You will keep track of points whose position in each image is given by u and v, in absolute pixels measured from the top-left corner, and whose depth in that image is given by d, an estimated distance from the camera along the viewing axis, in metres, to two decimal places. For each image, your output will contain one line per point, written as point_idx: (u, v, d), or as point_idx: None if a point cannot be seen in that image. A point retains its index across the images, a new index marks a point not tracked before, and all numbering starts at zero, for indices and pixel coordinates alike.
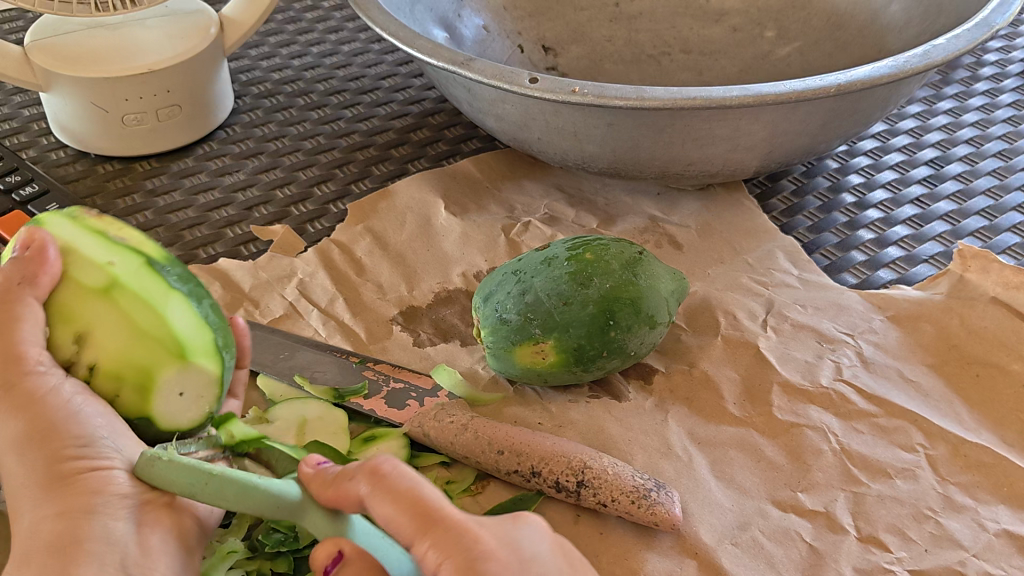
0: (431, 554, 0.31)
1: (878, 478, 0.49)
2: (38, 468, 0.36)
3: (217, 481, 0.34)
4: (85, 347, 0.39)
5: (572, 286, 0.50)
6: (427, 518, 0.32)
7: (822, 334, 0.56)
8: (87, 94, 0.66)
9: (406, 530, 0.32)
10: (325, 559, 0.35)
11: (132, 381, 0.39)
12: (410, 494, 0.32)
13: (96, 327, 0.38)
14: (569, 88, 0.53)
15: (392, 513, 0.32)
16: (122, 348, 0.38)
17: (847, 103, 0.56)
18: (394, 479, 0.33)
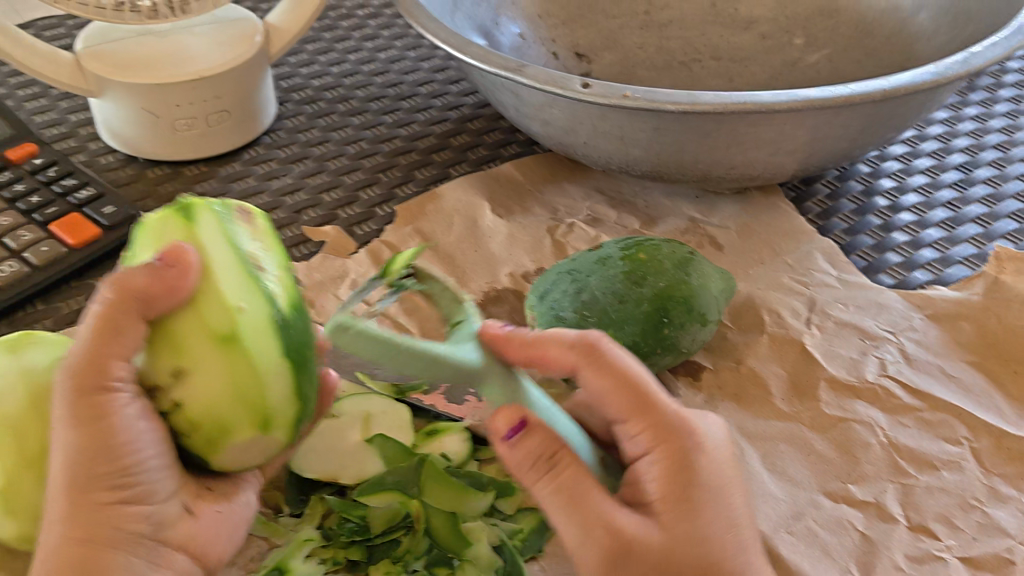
0: (645, 436, 0.39)
1: (925, 470, 0.51)
2: (77, 480, 0.34)
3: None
4: (179, 387, 0.34)
5: (627, 285, 0.52)
6: (643, 403, 0.39)
7: (865, 331, 0.58)
8: (138, 100, 0.68)
9: (619, 408, 0.39)
10: (506, 425, 0.39)
11: (208, 434, 0.35)
12: (626, 377, 0.39)
13: (196, 375, 0.34)
14: (621, 93, 0.55)
15: (608, 392, 0.39)
16: (217, 406, 0.35)
17: (889, 109, 0.58)
18: (613, 362, 0.40)
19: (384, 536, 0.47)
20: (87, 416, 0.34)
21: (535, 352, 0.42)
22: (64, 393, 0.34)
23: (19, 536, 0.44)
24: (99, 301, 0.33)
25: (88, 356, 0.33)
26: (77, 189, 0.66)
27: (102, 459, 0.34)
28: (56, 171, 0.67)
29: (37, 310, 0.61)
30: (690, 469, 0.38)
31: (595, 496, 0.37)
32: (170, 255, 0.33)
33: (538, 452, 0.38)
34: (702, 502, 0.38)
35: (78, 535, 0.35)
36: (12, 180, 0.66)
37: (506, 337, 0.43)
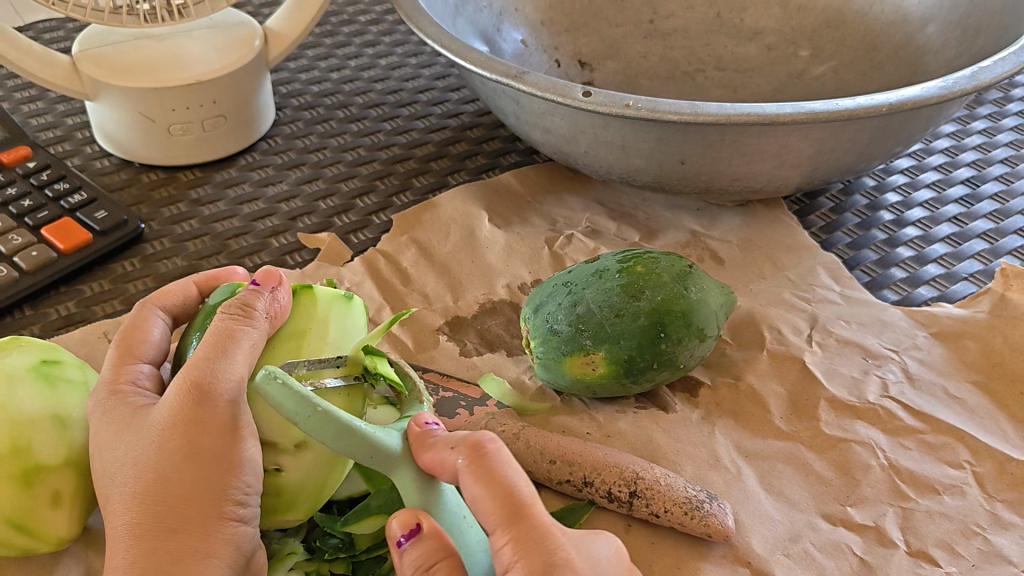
0: (510, 550, 0.32)
1: (927, 494, 0.49)
2: (202, 488, 0.37)
3: (331, 421, 0.35)
4: (292, 457, 0.42)
5: (624, 298, 0.51)
6: (515, 512, 0.32)
7: (867, 350, 0.57)
8: (133, 103, 0.67)
9: (489, 517, 0.33)
10: (397, 530, 0.34)
11: (277, 503, 0.42)
12: (504, 487, 0.33)
13: (313, 453, 0.42)
14: (621, 102, 0.54)
15: (482, 499, 0.33)
16: (310, 485, 0.42)
17: (897, 121, 0.56)
18: (493, 463, 0.33)
19: (369, 552, 0.46)
20: (223, 423, 0.38)
21: (429, 458, 0.35)
22: (197, 395, 0.38)
23: None
24: (226, 316, 0.40)
25: (228, 366, 0.39)
26: (69, 192, 0.65)
27: (232, 471, 0.38)
28: (48, 174, 0.66)
29: (25, 315, 0.60)
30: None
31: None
32: (269, 279, 0.43)
33: (418, 562, 0.33)
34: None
35: (194, 545, 0.36)
36: (3, 182, 0.65)
37: (419, 435, 0.36)
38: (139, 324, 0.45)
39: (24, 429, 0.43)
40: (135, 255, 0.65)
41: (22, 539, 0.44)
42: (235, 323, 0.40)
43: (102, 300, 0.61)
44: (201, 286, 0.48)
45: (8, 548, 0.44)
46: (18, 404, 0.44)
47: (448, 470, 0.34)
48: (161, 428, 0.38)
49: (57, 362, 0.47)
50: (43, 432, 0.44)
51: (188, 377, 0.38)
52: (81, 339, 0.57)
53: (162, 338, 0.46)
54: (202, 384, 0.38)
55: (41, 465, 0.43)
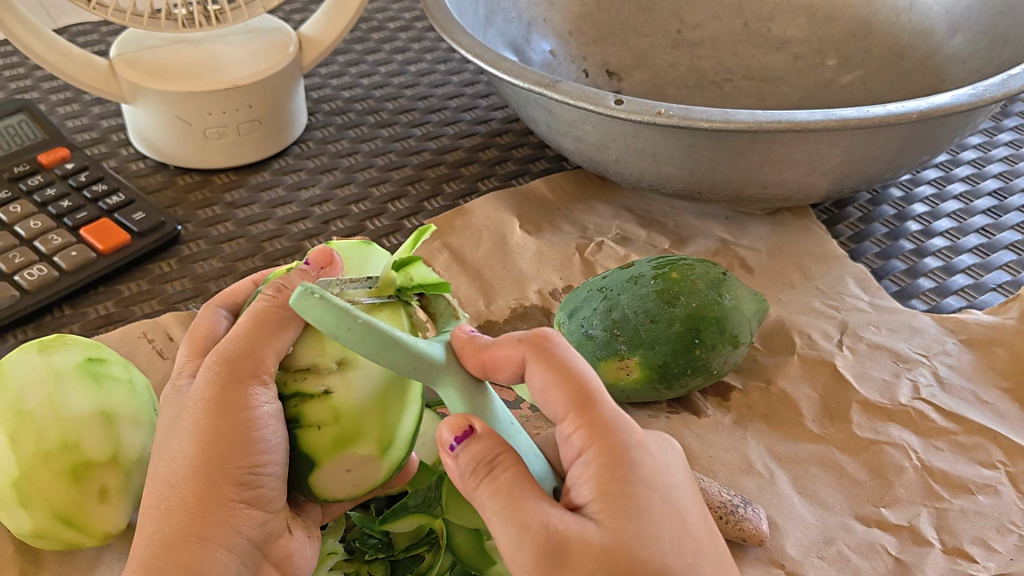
0: (582, 438, 0.34)
1: (960, 494, 0.50)
2: (210, 469, 0.37)
3: (369, 332, 0.31)
4: (340, 375, 0.38)
5: (659, 304, 0.52)
6: (585, 397, 0.34)
7: (897, 354, 0.58)
8: (169, 107, 0.68)
9: (559, 405, 0.34)
10: (450, 433, 0.33)
11: (340, 432, 0.38)
12: (574, 376, 0.34)
13: (359, 364, 0.38)
14: (656, 110, 0.55)
15: (555, 386, 0.34)
16: (368, 398, 0.38)
17: (926, 129, 0.57)
18: (561, 355, 0.34)
19: (408, 551, 0.47)
20: (237, 404, 0.37)
21: (486, 356, 0.34)
22: (220, 374, 0.37)
23: (34, 532, 0.44)
24: (262, 299, 0.38)
25: (252, 346, 0.37)
26: (107, 194, 0.66)
27: (238, 451, 0.36)
28: (86, 176, 0.67)
29: (64, 314, 0.61)
30: (633, 468, 0.33)
31: (534, 500, 0.32)
32: (321, 258, 0.41)
33: (480, 457, 0.33)
34: (646, 501, 0.33)
35: (190, 528, 0.36)
36: (43, 183, 0.67)
37: (465, 341, 0.35)
38: (204, 321, 0.44)
39: (74, 426, 0.45)
40: (171, 256, 0.66)
41: (69, 533, 0.45)
42: (266, 306, 0.38)
43: (140, 301, 0.62)
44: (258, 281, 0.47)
45: (55, 543, 0.45)
46: (67, 401, 0.45)
47: (509, 363, 0.34)
48: (186, 406, 0.38)
49: (102, 360, 0.48)
50: (92, 430, 0.45)
51: (217, 356, 0.38)
52: (122, 338, 0.58)
53: (229, 330, 0.44)
54: (224, 363, 0.37)
55: (90, 461, 0.44)
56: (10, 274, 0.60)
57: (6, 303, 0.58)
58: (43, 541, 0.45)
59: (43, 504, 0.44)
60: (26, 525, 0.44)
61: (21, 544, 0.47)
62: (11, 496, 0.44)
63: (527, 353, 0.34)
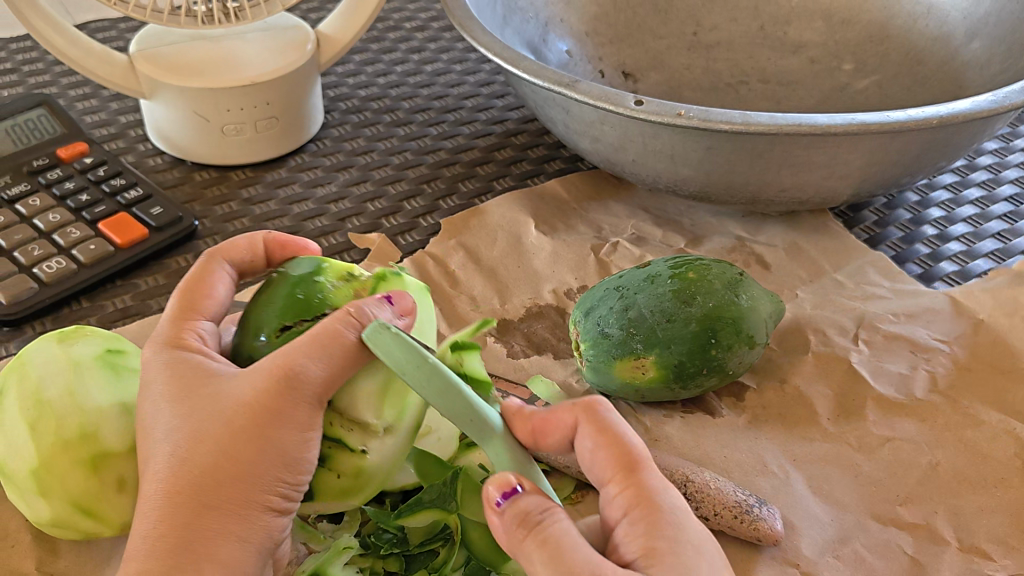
0: (629, 497, 0.35)
1: (978, 491, 0.50)
2: (254, 474, 0.37)
3: (437, 372, 0.34)
4: (380, 440, 0.43)
5: (675, 303, 0.52)
6: (633, 462, 0.35)
7: (915, 344, 0.58)
8: (188, 103, 0.68)
9: (607, 467, 0.36)
10: (496, 490, 0.34)
11: (354, 481, 0.44)
12: (621, 438, 0.36)
13: (398, 438, 0.44)
14: (676, 111, 0.55)
15: (603, 447, 0.36)
16: (390, 465, 0.44)
17: (944, 135, 0.57)
18: (608, 420, 0.36)
19: (422, 547, 0.47)
20: (295, 420, 0.38)
21: (537, 421, 0.37)
22: (281, 383, 0.37)
23: (53, 521, 0.45)
24: (337, 318, 0.38)
25: (325, 371, 0.38)
26: (126, 189, 0.67)
27: (286, 468, 0.38)
28: (105, 171, 0.68)
29: (82, 307, 0.61)
30: (679, 529, 0.34)
31: (581, 553, 0.32)
32: (403, 307, 0.41)
33: (530, 509, 0.33)
34: (694, 562, 0.33)
35: (229, 528, 0.36)
36: (62, 177, 0.67)
37: (515, 408, 0.37)
38: (204, 277, 0.44)
39: (93, 416, 0.45)
40: (188, 252, 0.66)
41: (88, 523, 0.45)
42: (339, 328, 0.38)
43: (158, 294, 0.62)
44: (266, 243, 0.47)
45: (73, 532, 0.46)
46: (87, 391, 0.45)
47: (560, 429, 0.37)
48: (229, 403, 0.37)
49: (121, 351, 0.48)
50: (111, 419, 0.45)
51: (276, 364, 0.38)
52: (139, 331, 0.58)
53: (225, 298, 0.45)
54: (293, 377, 0.37)
55: (109, 451, 0.44)
56: (28, 266, 0.60)
57: (24, 295, 0.59)
58: (62, 530, 0.46)
59: (63, 495, 0.44)
60: (44, 514, 0.45)
61: (40, 534, 0.48)
62: (31, 485, 0.44)
63: (580, 418, 0.37)
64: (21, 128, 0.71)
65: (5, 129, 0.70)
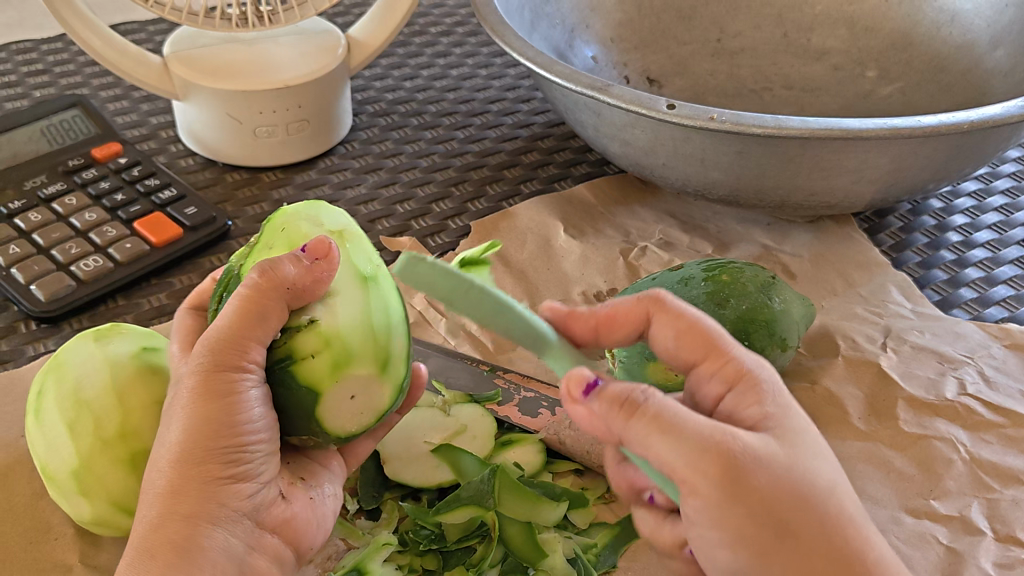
0: (726, 372, 0.37)
1: (1010, 484, 0.50)
2: (194, 453, 0.37)
3: (482, 296, 0.37)
4: (322, 304, 0.40)
5: (710, 305, 0.52)
6: (717, 343, 0.38)
7: (942, 355, 0.58)
8: (222, 105, 0.69)
9: (694, 347, 0.38)
10: (581, 386, 0.35)
11: (334, 354, 0.39)
12: (697, 326, 0.38)
13: (339, 296, 0.40)
14: (708, 116, 0.56)
15: (681, 337, 0.39)
16: (356, 318, 0.40)
17: (973, 140, 0.57)
18: (678, 309, 0.39)
19: (460, 543, 0.48)
20: (224, 387, 0.37)
21: (602, 316, 0.41)
22: (207, 355, 0.38)
23: (93, 519, 0.47)
24: (253, 274, 0.38)
25: (234, 333, 0.37)
26: (159, 189, 0.68)
27: (224, 437, 0.37)
28: (139, 171, 0.69)
29: (118, 305, 0.62)
30: (776, 396, 0.36)
31: (694, 416, 0.33)
32: (318, 248, 0.38)
33: (627, 391, 0.34)
34: (805, 434, 0.35)
35: (179, 509, 0.36)
36: (97, 177, 0.68)
37: (568, 310, 0.42)
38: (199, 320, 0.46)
39: (131, 416, 0.46)
40: (221, 251, 0.67)
41: (127, 519, 0.47)
42: (253, 284, 0.38)
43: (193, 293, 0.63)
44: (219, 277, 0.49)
45: (111, 529, 0.47)
46: (124, 391, 0.46)
47: (626, 325, 0.41)
48: (175, 398, 0.39)
49: (156, 349, 0.49)
50: (148, 420, 0.46)
51: (203, 342, 0.38)
52: None
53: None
54: (208, 353, 0.38)
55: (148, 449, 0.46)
56: (65, 264, 0.61)
57: (62, 292, 0.60)
58: (102, 528, 0.47)
59: (104, 494, 0.45)
60: (85, 513, 0.46)
61: (82, 529, 0.49)
62: (72, 485, 0.45)
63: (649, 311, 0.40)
64: (56, 129, 0.72)
65: (40, 130, 0.71)
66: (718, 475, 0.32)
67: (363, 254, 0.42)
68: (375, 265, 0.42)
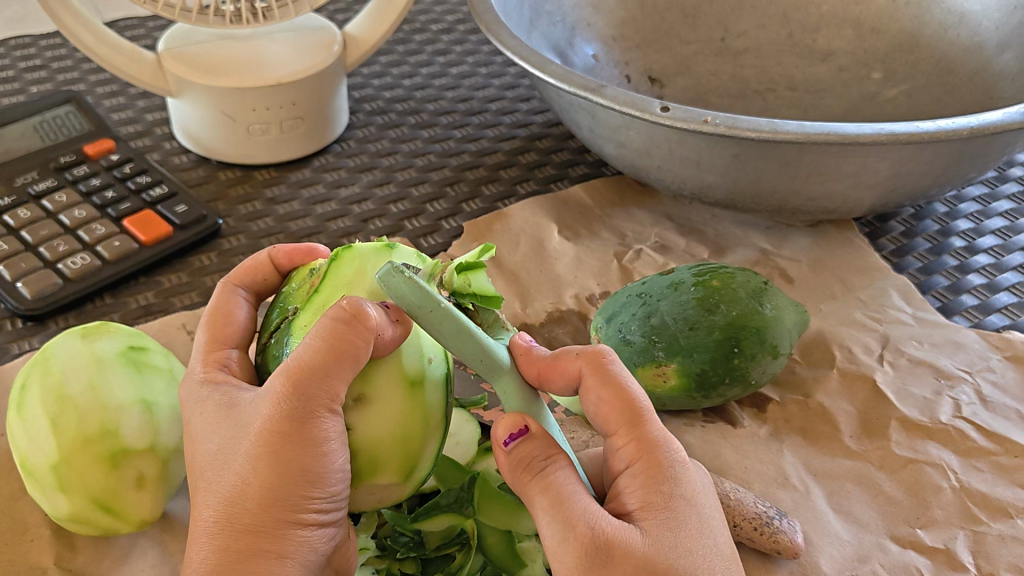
0: (630, 449, 0.36)
1: (999, 518, 0.49)
2: (278, 495, 0.35)
3: (452, 320, 0.34)
4: (355, 411, 0.37)
5: (699, 311, 0.51)
6: (638, 418, 0.36)
7: (939, 372, 0.57)
8: (214, 102, 0.68)
9: (612, 419, 0.37)
10: (506, 431, 0.36)
11: (360, 463, 0.38)
12: (624, 393, 0.37)
13: (374, 405, 0.38)
14: (702, 117, 0.54)
15: (608, 401, 0.37)
16: (386, 435, 0.38)
17: (974, 147, 0.56)
18: (614, 373, 0.37)
19: (439, 551, 0.47)
20: (309, 436, 0.35)
21: (544, 366, 0.37)
22: (290, 399, 0.35)
23: (71, 517, 0.45)
24: (339, 318, 0.35)
25: (324, 376, 0.35)
26: (151, 186, 0.67)
27: (312, 483, 0.35)
28: (131, 168, 0.68)
29: (105, 303, 0.61)
30: (674, 482, 0.36)
31: (582, 502, 0.35)
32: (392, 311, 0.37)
33: (536, 454, 0.35)
34: (683, 515, 0.35)
35: (263, 547, 0.35)
36: (88, 174, 0.67)
37: (525, 348, 0.38)
38: (224, 306, 0.45)
39: (114, 413, 0.45)
40: (211, 250, 0.66)
41: (105, 519, 0.45)
42: (341, 329, 0.35)
43: (180, 293, 0.63)
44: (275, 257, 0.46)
45: (91, 528, 0.46)
46: (108, 389, 0.46)
47: (565, 379, 0.37)
48: (250, 423, 0.36)
49: (143, 348, 0.49)
50: (132, 418, 0.45)
51: (286, 379, 0.35)
52: (162, 328, 0.59)
53: (249, 320, 0.45)
54: (296, 392, 0.35)
55: (128, 449, 0.45)
56: (52, 261, 0.61)
57: (48, 290, 0.59)
58: (79, 526, 0.46)
59: (82, 490, 0.44)
60: (63, 509, 0.45)
61: (59, 529, 0.48)
62: (52, 480, 0.44)
63: (584, 368, 0.37)
64: (49, 125, 0.71)
65: (33, 126, 0.71)
66: (576, 565, 0.33)
67: (415, 347, 0.39)
68: (427, 357, 0.39)
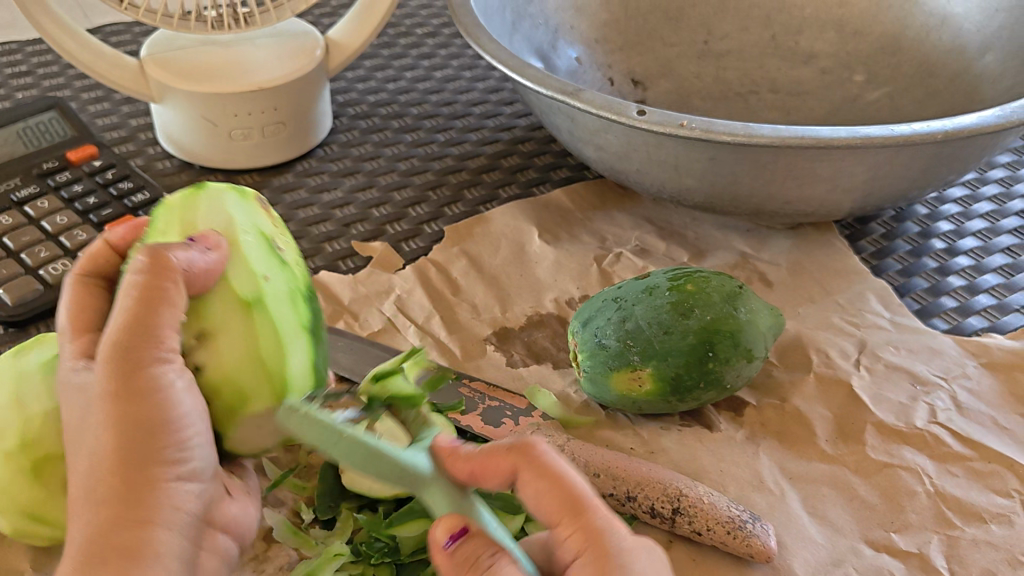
0: None
1: (973, 522, 0.49)
2: (130, 458, 0.34)
3: None
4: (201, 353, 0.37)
5: (673, 316, 0.52)
6: None
7: (915, 376, 0.57)
8: (196, 108, 0.69)
9: None
10: (480, 474, 0.35)
11: (225, 405, 0.37)
12: None
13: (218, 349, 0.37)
14: (677, 122, 0.55)
15: None
16: (225, 381, 0.37)
17: (950, 150, 0.56)
18: None
19: (414, 556, 0.47)
20: (145, 387, 0.34)
21: None
22: (115, 359, 0.34)
23: (16, 529, 0.46)
24: (139, 272, 0.34)
25: (145, 326, 0.34)
26: (133, 192, 0.67)
27: (160, 433, 0.34)
28: (113, 174, 0.69)
29: None
30: None
31: (567, 541, 0.34)
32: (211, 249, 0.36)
33: (512, 494, 0.35)
34: None
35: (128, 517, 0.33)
36: (70, 180, 0.68)
37: None
38: None
39: (32, 423, 0.44)
40: None
41: (46, 528, 0.46)
42: (148, 279, 0.34)
43: None
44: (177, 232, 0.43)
45: (40, 537, 0.47)
46: (26, 395, 0.44)
47: None
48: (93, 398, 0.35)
49: None
50: (51, 429, 0.44)
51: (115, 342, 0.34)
52: None
53: None
54: (125, 350, 0.34)
55: (47, 458, 0.44)
56: (34, 268, 0.61)
57: (29, 297, 0.59)
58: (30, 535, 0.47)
59: (14, 504, 0.44)
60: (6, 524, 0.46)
61: None
62: None
63: None
64: (32, 131, 0.71)
65: (16, 132, 0.71)
66: None
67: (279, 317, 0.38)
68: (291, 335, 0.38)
